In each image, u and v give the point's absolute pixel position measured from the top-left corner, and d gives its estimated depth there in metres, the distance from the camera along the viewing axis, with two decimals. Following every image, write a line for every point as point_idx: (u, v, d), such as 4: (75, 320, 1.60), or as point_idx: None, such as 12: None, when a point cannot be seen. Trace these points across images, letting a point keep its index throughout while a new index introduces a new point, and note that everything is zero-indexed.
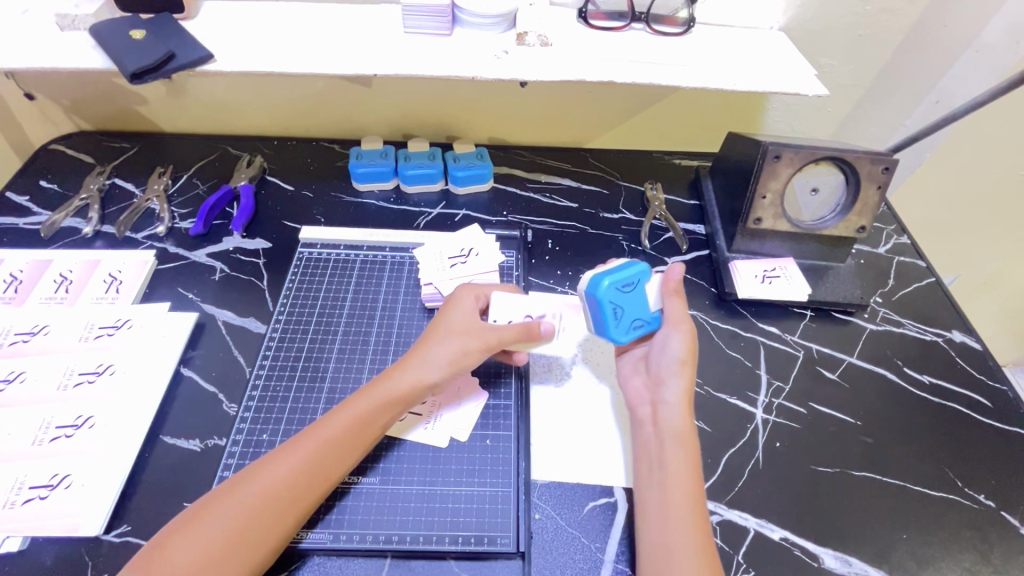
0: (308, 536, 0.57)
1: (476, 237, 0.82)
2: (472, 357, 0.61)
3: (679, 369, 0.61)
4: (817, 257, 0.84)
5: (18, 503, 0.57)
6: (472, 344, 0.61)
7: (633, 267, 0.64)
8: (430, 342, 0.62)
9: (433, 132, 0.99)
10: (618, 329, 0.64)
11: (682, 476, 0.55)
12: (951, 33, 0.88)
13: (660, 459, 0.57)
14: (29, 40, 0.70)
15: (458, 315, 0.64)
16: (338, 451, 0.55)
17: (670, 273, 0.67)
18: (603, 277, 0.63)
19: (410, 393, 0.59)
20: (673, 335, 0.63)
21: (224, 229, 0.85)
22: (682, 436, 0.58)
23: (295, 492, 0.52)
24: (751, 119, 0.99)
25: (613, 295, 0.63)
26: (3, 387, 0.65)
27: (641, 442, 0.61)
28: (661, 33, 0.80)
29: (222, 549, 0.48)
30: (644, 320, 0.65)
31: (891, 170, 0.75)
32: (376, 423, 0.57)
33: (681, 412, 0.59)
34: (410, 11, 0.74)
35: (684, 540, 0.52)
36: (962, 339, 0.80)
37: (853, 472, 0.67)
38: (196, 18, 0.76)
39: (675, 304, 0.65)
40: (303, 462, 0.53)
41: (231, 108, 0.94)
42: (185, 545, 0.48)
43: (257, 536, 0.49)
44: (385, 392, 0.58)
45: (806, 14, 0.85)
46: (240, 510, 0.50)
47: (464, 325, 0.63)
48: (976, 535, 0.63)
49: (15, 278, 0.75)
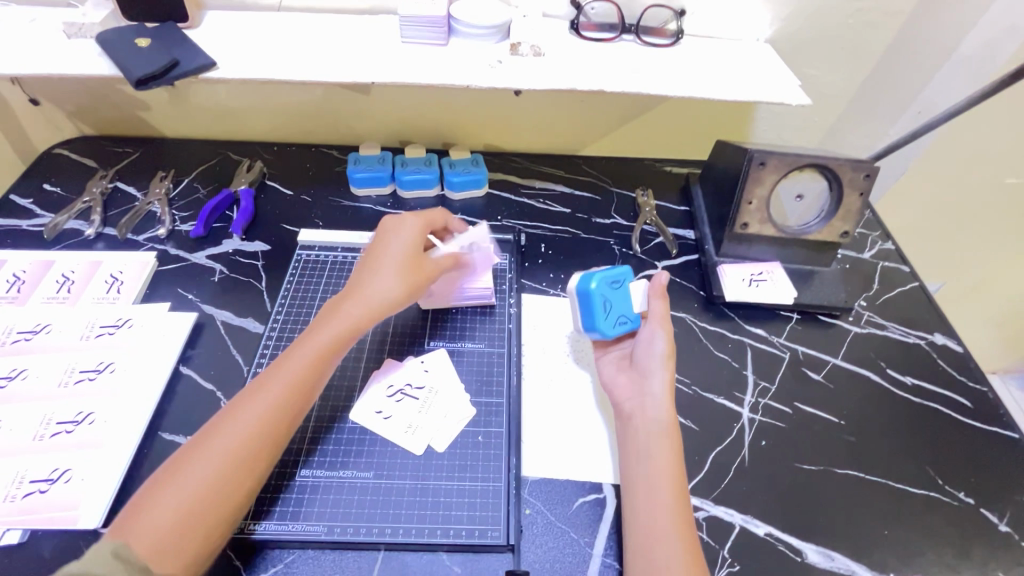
0: (258, 528, 0.57)
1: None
2: (417, 281, 0.67)
3: (663, 364, 0.63)
4: (803, 261, 0.86)
5: (18, 497, 0.58)
6: (414, 274, 0.67)
7: (621, 270, 0.72)
8: (374, 273, 0.66)
9: (429, 139, 1.02)
10: (605, 322, 0.69)
11: (665, 467, 0.57)
12: (931, 46, 0.91)
13: (644, 449, 0.59)
14: (36, 46, 0.73)
15: (394, 247, 0.68)
16: (300, 391, 0.58)
17: (653, 277, 0.69)
18: (594, 276, 0.70)
19: (355, 326, 0.63)
20: (657, 331, 0.66)
21: (223, 232, 0.87)
22: (665, 428, 0.60)
23: (271, 429, 0.55)
24: (739, 128, 1.02)
25: (605, 290, 0.70)
26: (5, 383, 0.66)
27: (627, 434, 0.62)
28: (651, 44, 0.82)
29: (212, 488, 0.51)
30: (629, 318, 0.70)
31: (872, 177, 0.77)
32: (331, 356, 0.61)
33: (665, 404, 0.61)
34: (407, 21, 0.76)
35: (666, 527, 0.53)
36: (944, 342, 0.82)
37: (837, 470, 0.69)
38: (199, 27, 0.78)
39: (660, 304, 0.68)
40: (270, 404, 0.56)
41: (232, 115, 0.97)
42: (173, 491, 0.50)
43: (248, 463, 0.53)
44: (337, 328, 0.62)
45: (790, 26, 0.87)
46: (220, 453, 0.52)
47: (405, 254, 0.68)
48: (956, 532, 0.65)
49: (18, 278, 0.77)
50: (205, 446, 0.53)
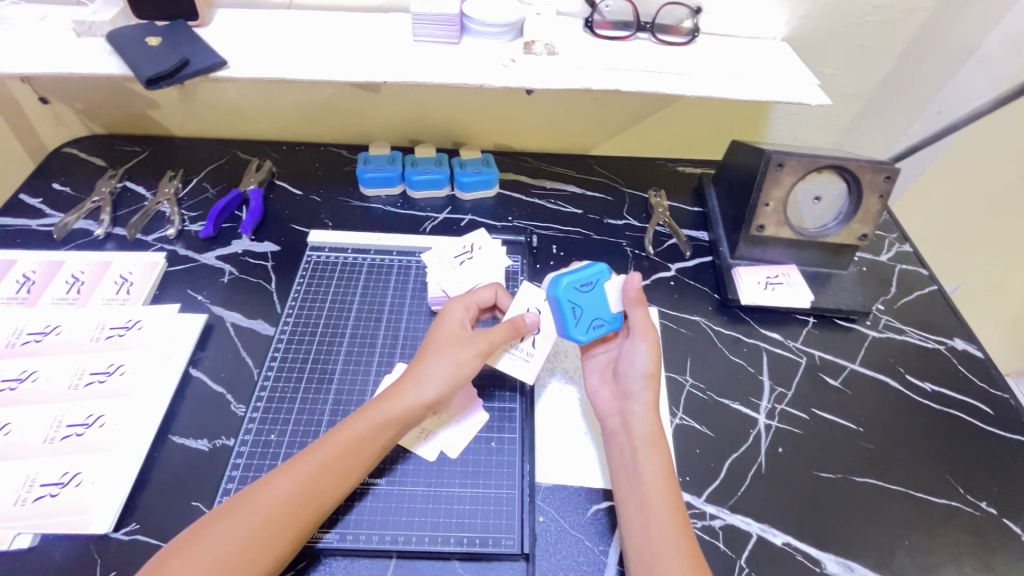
0: (322, 536, 0.57)
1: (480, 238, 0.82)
2: (470, 366, 0.61)
3: (647, 382, 0.62)
4: (819, 264, 0.85)
5: (28, 500, 0.58)
6: (467, 354, 0.61)
7: (593, 268, 0.65)
8: (426, 358, 0.61)
9: (439, 138, 1.00)
10: (577, 328, 0.64)
11: (655, 484, 0.56)
12: (952, 44, 0.89)
13: (632, 466, 0.58)
14: (46, 45, 0.72)
15: (448, 327, 0.64)
16: (339, 472, 0.54)
17: (627, 282, 0.65)
18: (563, 276, 0.64)
19: (403, 415, 0.58)
20: (638, 345, 0.63)
21: (233, 232, 0.87)
22: (652, 444, 0.59)
23: (297, 513, 0.51)
24: (754, 128, 1.00)
25: (572, 295, 0.64)
26: (15, 385, 0.66)
27: (613, 452, 0.61)
28: (666, 42, 0.81)
29: (228, 567, 0.48)
30: (606, 320, 0.66)
31: (892, 179, 0.76)
32: (376, 442, 0.57)
33: (648, 420, 0.60)
34: (418, 19, 0.75)
35: (665, 545, 0.52)
36: (964, 347, 0.81)
37: (856, 478, 0.68)
38: (209, 25, 0.77)
39: (640, 313, 0.64)
40: (306, 478, 0.53)
41: (241, 113, 0.96)
42: (189, 563, 0.47)
43: (267, 546, 0.50)
44: (384, 412, 0.57)
45: (809, 24, 0.86)
46: (243, 530, 0.49)
47: (459, 336, 0.63)
48: (978, 542, 0.63)
49: (27, 279, 0.76)
50: (230, 518, 0.50)
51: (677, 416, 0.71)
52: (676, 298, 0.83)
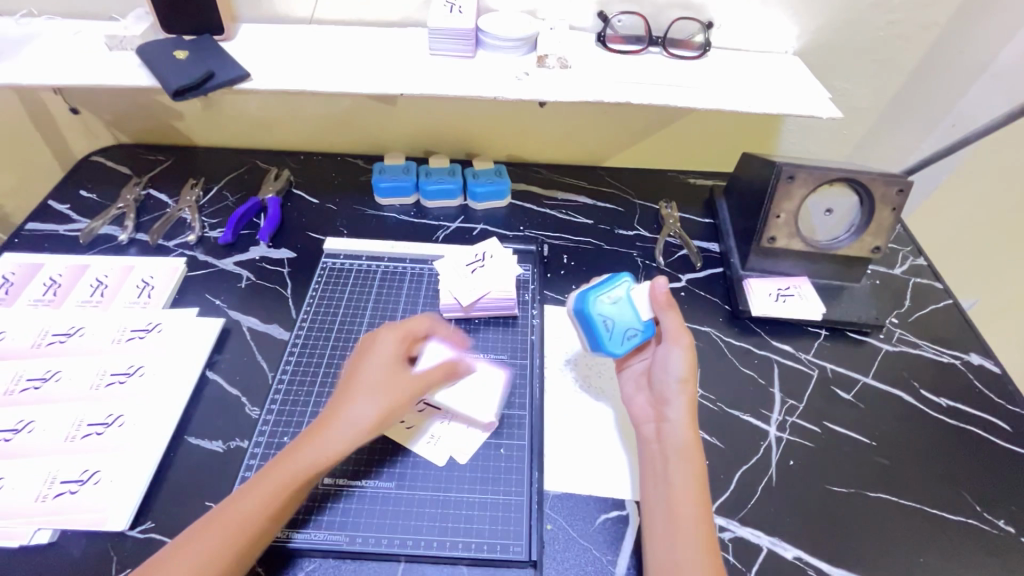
0: (295, 537, 0.58)
1: (491, 247, 0.84)
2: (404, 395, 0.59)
3: (682, 387, 0.62)
4: (831, 276, 0.84)
5: (49, 497, 0.59)
6: (387, 403, 0.58)
7: (616, 281, 0.69)
8: (350, 397, 0.58)
9: (453, 149, 1.02)
10: (611, 342, 0.66)
11: (686, 492, 0.56)
12: (966, 58, 0.89)
13: (663, 474, 0.58)
14: (77, 58, 0.75)
15: (377, 364, 0.60)
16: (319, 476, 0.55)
17: (655, 286, 0.67)
18: (589, 292, 0.68)
19: (349, 437, 0.56)
20: (673, 350, 0.63)
21: (251, 239, 0.89)
22: (686, 452, 0.58)
23: (270, 511, 0.52)
24: (766, 141, 1.01)
25: (600, 309, 0.67)
26: (39, 385, 0.68)
27: (647, 460, 0.61)
28: (677, 56, 0.82)
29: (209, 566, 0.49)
30: (638, 329, 0.67)
31: (905, 192, 0.76)
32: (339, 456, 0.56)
33: (685, 428, 0.60)
34: (435, 34, 0.77)
35: (690, 554, 0.52)
36: (980, 362, 0.80)
37: (868, 493, 0.67)
38: (233, 39, 0.80)
39: (670, 317, 0.65)
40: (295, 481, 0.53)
41: (261, 124, 0.98)
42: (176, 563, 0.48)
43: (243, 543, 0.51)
44: (339, 421, 0.56)
45: (821, 38, 0.86)
46: (223, 531, 0.50)
47: (383, 378, 0.59)
48: (996, 561, 0.62)
49: (53, 282, 0.79)
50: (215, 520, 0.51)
51: None
52: (687, 309, 0.83)
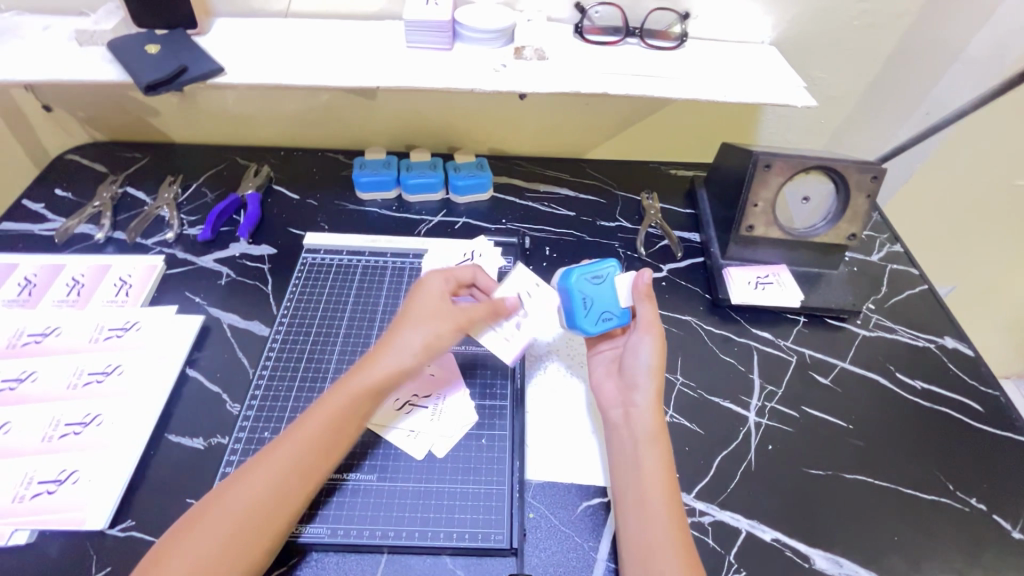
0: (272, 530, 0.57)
1: (522, 279, 0.70)
2: (447, 336, 0.62)
3: (650, 374, 0.63)
4: (809, 263, 0.85)
5: (26, 498, 0.59)
6: (441, 329, 0.62)
7: (602, 264, 0.69)
8: (399, 330, 0.62)
9: (434, 143, 1.02)
10: (587, 320, 0.68)
11: (655, 476, 0.57)
12: (938, 47, 0.90)
13: (633, 459, 0.58)
14: (49, 54, 0.74)
15: (425, 299, 0.64)
16: (325, 449, 0.56)
17: (638, 277, 0.67)
18: (573, 270, 0.69)
19: (377, 385, 0.59)
20: (644, 339, 0.64)
21: (230, 236, 0.88)
22: (653, 436, 0.59)
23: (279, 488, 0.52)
24: (744, 131, 1.02)
25: (582, 287, 0.68)
26: (15, 385, 0.67)
27: (614, 445, 0.61)
28: (654, 47, 0.82)
29: (223, 547, 0.49)
30: (615, 314, 0.68)
31: (879, 178, 0.77)
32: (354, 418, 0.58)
33: (651, 413, 0.61)
34: (410, 26, 0.77)
35: (659, 534, 0.53)
36: (955, 345, 0.81)
37: (845, 475, 0.68)
38: (208, 34, 0.79)
39: (648, 309, 0.66)
40: (304, 443, 0.55)
41: (239, 120, 0.98)
42: (188, 547, 0.49)
43: (276, 513, 0.52)
44: (361, 383, 0.59)
45: (795, 28, 0.87)
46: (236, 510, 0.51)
47: (431, 310, 0.63)
48: (967, 537, 0.64)
49: (28, 282, 0.78)
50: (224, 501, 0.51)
51: (668, 414, 0.71)
52: (667, 298, 0.84)
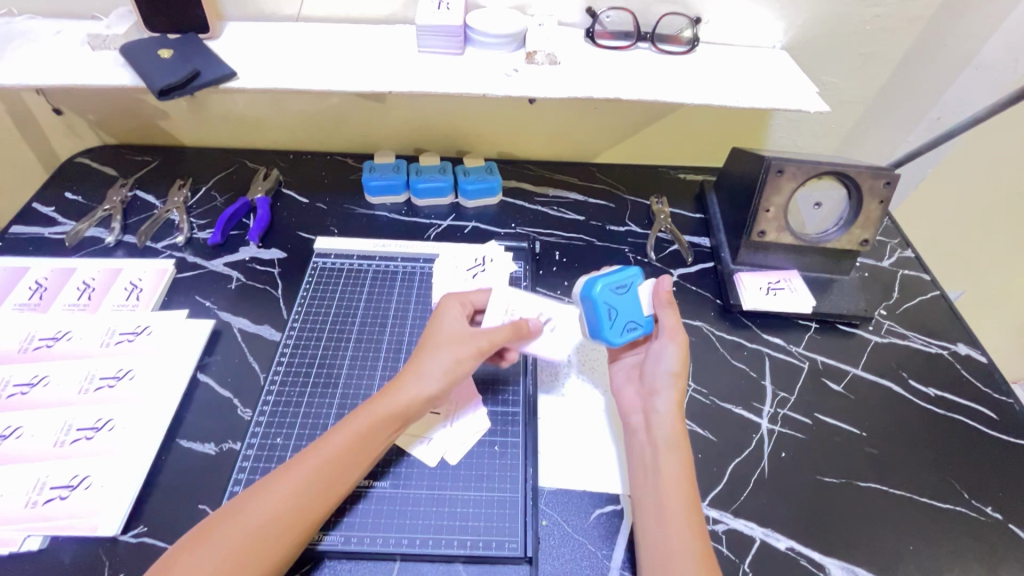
0: None
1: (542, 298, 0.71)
2: (469, 364, 0.61)
3: (673, 380, 0.62)
4: (821, 269, 0.85)
5: (39, 503, 0.59)
6: (466, 352, 0.61)
7: (626, 272, 0.68)
8: (425, 355, 0.62)
9: (443, 147, 1.02)
10: (612, 331, 0.66)
11: (674, 483, 0.56)
12: (951, 52, 0.89)
13: (652, 465, 0.58)
14: (60, 58, 0.74)
15: (448, 326, 0.64)
16: (347, 467, 0.56)
17: (659, 284, 0.67)
18: (597, 280, 0.66)
19: (403, 409, 0.59)
20: (667, 345, 0.64)
21: (240, 240, 0.88)
22: (673, 443, 0.59)
23: (299, 503, 0.52)
24: (754, 136, 1.01)
25: (608, 296, 0.66)
26: (26, 390, 0.67)
27: (634, 451, 0.61)
28: (666, 52, 0.82)
29: (235, 562, 0.48)
30: (639, 323, 0.67)
31: (892, 184, 0.76)
32: (378, 440, 0.58)
33: (672, 420, 0.60)
34: (422, 30, 0.76)
35: (678, 542, 0.52)
36: (968, 352, 0.81)
37: (859, 483, 0.68)
38: (219, 38, 0.79)
39: (669, 316, 0.66)
40: (329, 460, 0.55)
41: (249, 123, 0.97)
42: (202, 555, 0.48)
43: (292, 528, 0.52)
44: (386, 408, 0.58)
45: (807, 33, 0.87)
46: (255, 522, 0.50)
47: (457, 336, 0.63)
48: (983, 546, 0.63)
49: (39, 285, 0.78)
50: (243, 512, 0.51)
51: (680, 421, 0.71)
52: (678, 303, 0.84)
